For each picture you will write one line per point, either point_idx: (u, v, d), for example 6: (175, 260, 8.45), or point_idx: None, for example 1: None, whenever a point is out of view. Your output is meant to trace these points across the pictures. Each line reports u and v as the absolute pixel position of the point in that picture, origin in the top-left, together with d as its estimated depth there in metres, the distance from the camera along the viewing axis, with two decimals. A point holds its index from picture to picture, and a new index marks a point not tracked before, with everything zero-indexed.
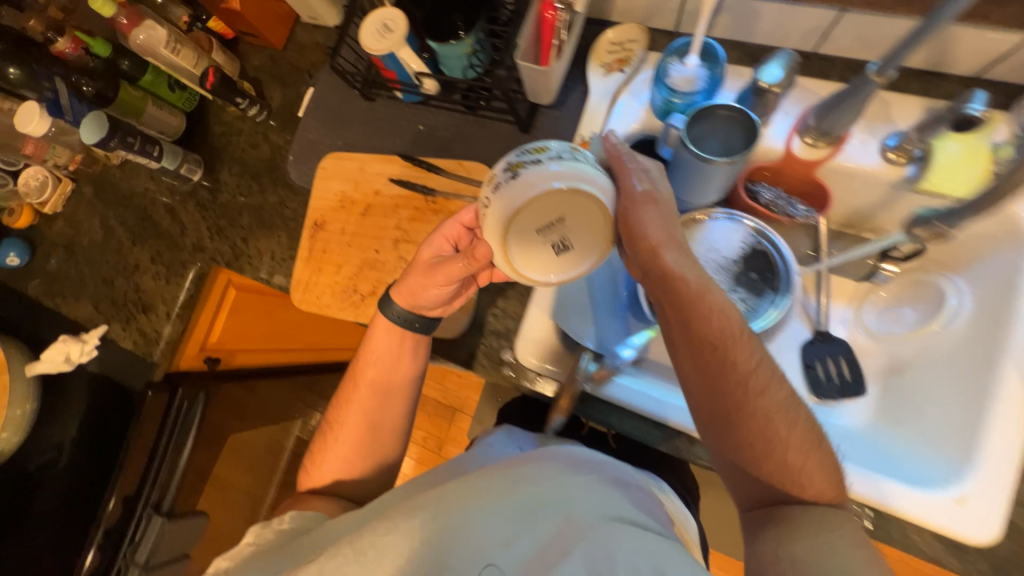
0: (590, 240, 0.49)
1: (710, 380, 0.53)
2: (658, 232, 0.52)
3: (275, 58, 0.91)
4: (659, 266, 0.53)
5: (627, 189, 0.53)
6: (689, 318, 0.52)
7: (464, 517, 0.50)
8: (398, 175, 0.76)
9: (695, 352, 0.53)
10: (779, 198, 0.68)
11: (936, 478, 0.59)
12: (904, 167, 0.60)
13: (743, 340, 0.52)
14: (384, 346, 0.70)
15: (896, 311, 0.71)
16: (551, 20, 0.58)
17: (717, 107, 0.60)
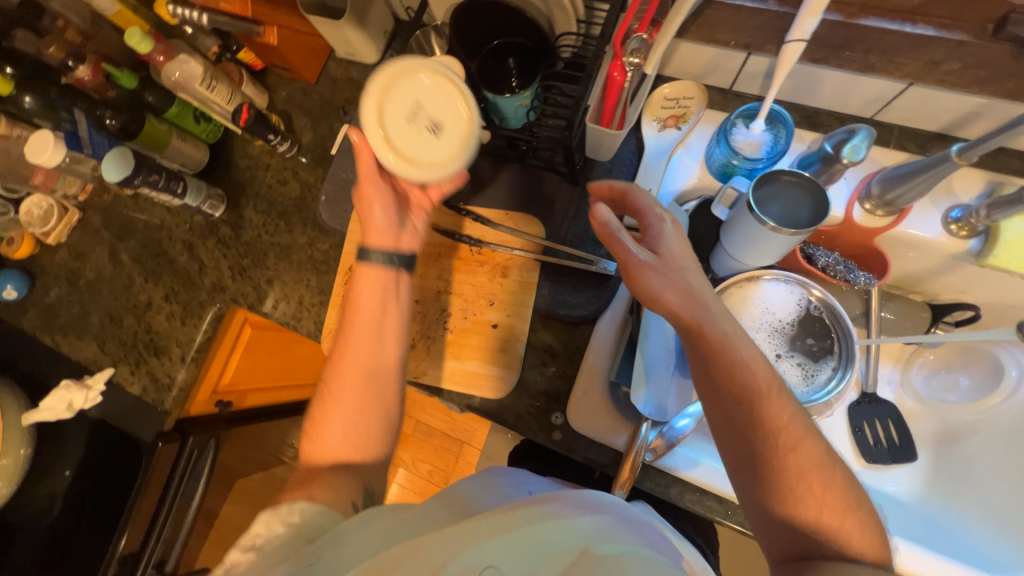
0: (452, 106, 0.55)
1: (735, 441, 0.47)
2: (670, 291, 0.50)
3: (306, 91, 0.87)
4: (684, 323, 0.50)
5: (654, 231, 0.53)
6: (711, 377, 0.49)
7: (467, 554, 0.41)
8: (440, 223, 0.74)
9: (723, 413, 0.48)
10: (835, 262, 0.67)
11: (999, 561, 0.59)
12: (967, 241, 0.60)
13: (772, 395, 0.47)
14: (378, 288, 0.60)
15: (949, 377, 0.71)
16: (618, 79, 0.54)
17: (780, 173, 0.58)
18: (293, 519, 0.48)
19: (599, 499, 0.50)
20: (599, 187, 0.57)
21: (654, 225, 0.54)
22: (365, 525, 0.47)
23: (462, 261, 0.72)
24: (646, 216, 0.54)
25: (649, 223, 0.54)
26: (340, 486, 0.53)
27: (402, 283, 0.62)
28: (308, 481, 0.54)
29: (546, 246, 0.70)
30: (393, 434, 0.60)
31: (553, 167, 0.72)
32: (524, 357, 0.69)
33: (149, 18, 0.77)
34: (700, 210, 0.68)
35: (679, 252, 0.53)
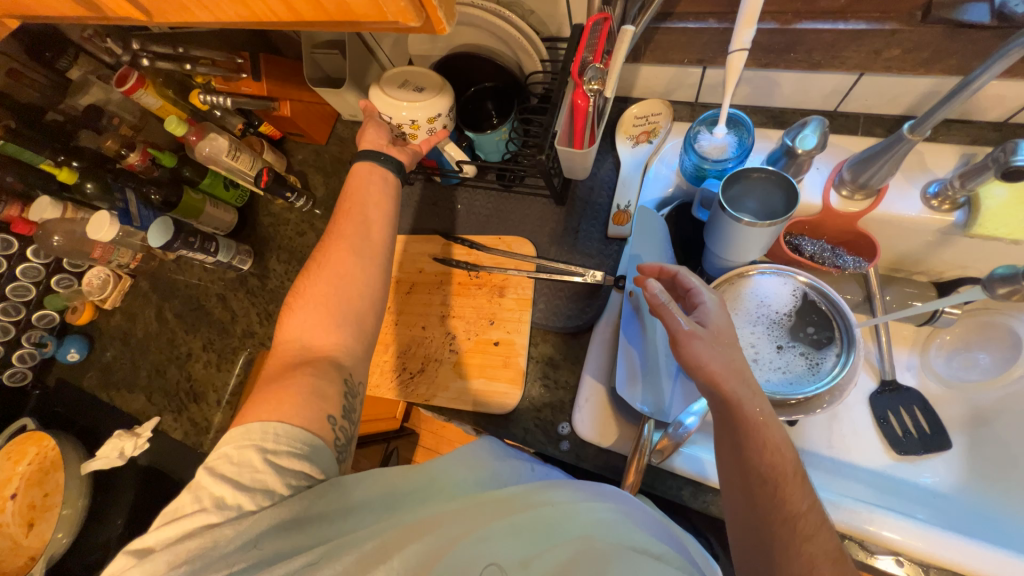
0: (431, 82, 0.66)
1: (753, 519, 0.46)
2: (715, 363, 0.49)
3: (318, 152, 0.99)
4: (722, 395, 0.49)
5: (702, 307, 0.54)
6: (740, 449, 0.47)
7: (470, 543, 0.46)
8: (441, 254, 0.80)
9: (743, 487, 0.47)
10: (822, 250, 0.68)
11: None
12: (951, 214, 0.60)
13: (797, 481, 0.46)
14: (356, 182, 0.68)
15: (968, 355, 0.69)
16: (583, 106, 0.59)
17: (751, 170, 0.60)
18: (270, 447, 0.50)
19: (613, 490, 0.53)
20: (653, 267, 0.59)
21: (704, 301, 0.55)
22: (371, 487, 0.52)
23: (462, 286, 0.77)
24: (696, 294, 0.56)
25: (699, 299, 0.55)
26: (314, 385, 0.55)
27: (384, 179, 0.68)
28: (282, 377, 0.56)
29: (539, 264, 0.74)
30: (367, 322, 0.63)
31: (539, 192, 0.78)
32: (527, 371, 0.71)
33: (186, 107, 0.90)
34: (676, 214, 0.71)
35: (727, 328, 0.53)
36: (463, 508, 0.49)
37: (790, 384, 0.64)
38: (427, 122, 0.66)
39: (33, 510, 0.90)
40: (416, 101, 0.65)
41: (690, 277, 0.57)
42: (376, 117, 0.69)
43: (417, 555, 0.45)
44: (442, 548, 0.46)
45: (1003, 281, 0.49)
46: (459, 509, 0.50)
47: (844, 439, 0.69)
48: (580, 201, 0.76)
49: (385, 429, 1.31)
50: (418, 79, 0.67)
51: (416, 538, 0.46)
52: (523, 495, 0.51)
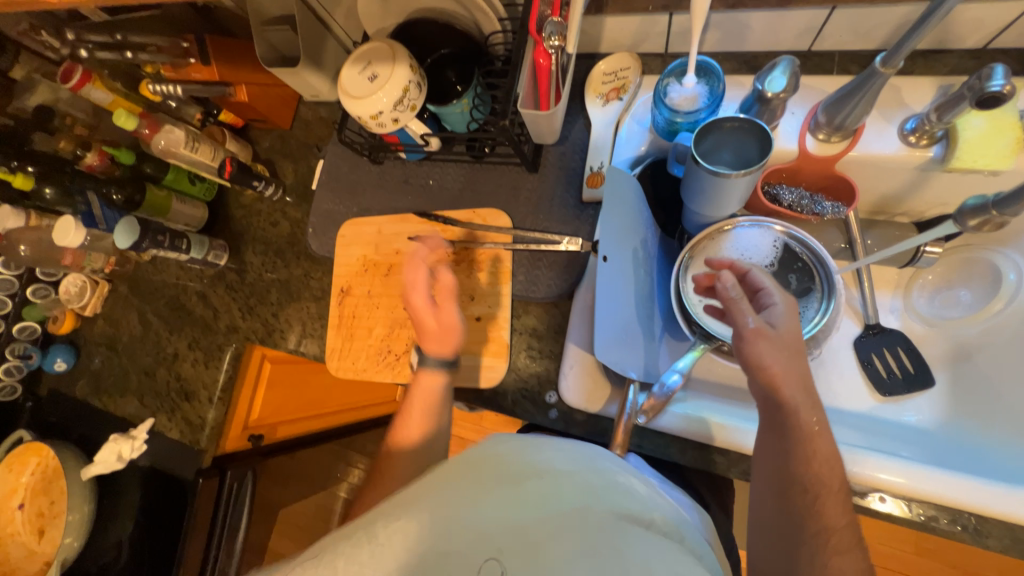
0: (389, 64, 0.64)
1: (784, 521, 0.49)
2: (778, 366, 0.51)
3: (284, 137, 0.95)
4: (780, 398, 0.50)
5: (770, 310, 0.54)
6: (789, 454, 0.49)
7: (466, 541, 0.38)
8: (416, 232, 0.78)
9: (779, 490, 0.50)
10: (800, 198, 0.67)
11: None
12: (929, 149, 0.58)
13: (838, 493, 0.49)
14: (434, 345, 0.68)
15: (950, 294, 0.68)
16: (546, 65, 0.56)
17: (723, 120, 0.58)
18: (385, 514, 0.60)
19: (598, 450, 0.50)
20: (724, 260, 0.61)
21: (776, 303, 0.55)
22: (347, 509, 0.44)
23: (439, 264, 0.75)
24: (767, 294, 0.56)
25: (768, 300, 0.55)
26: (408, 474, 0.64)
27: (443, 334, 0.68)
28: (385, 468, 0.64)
29: (516, 235, 0.73)
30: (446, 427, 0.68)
31: (510, 160, 0.76)
32: (511, 344, 0.71)
33: (140, 100, 0.86)
34: (650, 172, 0.68)
35: (794, 333, 0.53)
36: (451, 484, 0.43)
37: None
38: (370, 119, 0.66)
39: (41, 518, 0.92)
40: (372, 90, 0.64)
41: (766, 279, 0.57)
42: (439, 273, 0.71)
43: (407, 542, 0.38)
44: (438, 539, 0.38)
45: (974, 212, 0.52)
46: (433, 480, 0.44)
47: (832, 386, 0.69)
48: (555, 167, 0.74)
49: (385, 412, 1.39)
50: (377, 63, 0.64)
51: (403, 525, 0.39)
52: (504, 458, 0.46)
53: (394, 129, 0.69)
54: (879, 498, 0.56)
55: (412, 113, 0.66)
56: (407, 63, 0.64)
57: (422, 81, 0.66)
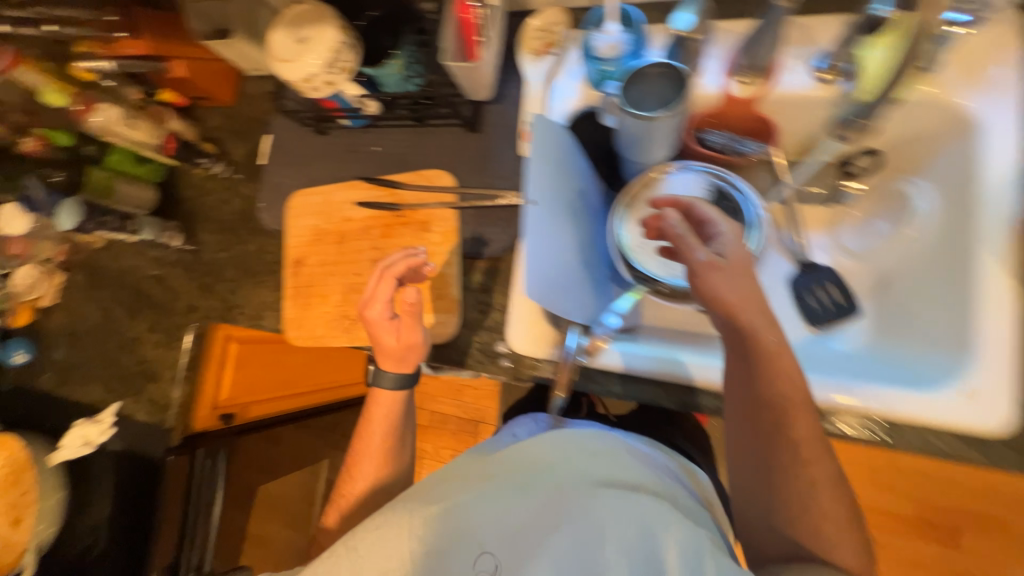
0: (319, 25, 0.64)
1: (758, 446, 0.55)
2: (733, 295, 0.53)
3: (229, 114, 0.94)
4: (739, 325, 0.53)
5: (717, 241, 0.57)
6: (756, 379, 0.53)
7: (482, 522, 0.52)
8: (364, 198, 0.79)
9: (750, 415, 0.55)
10: (727, 142, 0.68)
11: (936, 376, 0.58)
12: (838, 84, 0.61)
13: (805, 408, 0.53)
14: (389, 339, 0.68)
15: (870, 225, 0.71)
16: (471, 18, 0.59)
17: (650, 68, 0.60)
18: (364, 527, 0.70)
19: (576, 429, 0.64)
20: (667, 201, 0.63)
21: (720, 232, 0.58)
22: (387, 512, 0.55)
23: (388, 228, 0.76)
24: (712, 226, 0.59)
25: (715, 231, 0.58)
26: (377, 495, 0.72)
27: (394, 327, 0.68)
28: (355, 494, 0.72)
29: (460, 194, 0.74)
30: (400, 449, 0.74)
31: (452, 121, 0.77)
32: (461, 300, 0.72)
33: (72, 82, 0.81)
34: (584, 125, 0.70)
35: (741, 258, 0.56)
36: (463, 480, 0.57)
37: None
38: (303, 82, 0.66)
39: (16, 508, 0.91)
40: (303, 52, 0.64)
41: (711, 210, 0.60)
42: (401, 284, 0.69)
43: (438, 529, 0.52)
44: (462, 526, 0.52)
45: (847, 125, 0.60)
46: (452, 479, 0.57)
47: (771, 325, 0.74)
48: (495, 126, 0.75)
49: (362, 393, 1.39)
50: (306, 26, 0.65)
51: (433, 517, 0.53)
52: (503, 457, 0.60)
53: (329, 94, 0.69)
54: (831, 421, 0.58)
55: (346, 77, 0.67)
56: (336, 24, 0.64)
57: (356, 43, 0.67)
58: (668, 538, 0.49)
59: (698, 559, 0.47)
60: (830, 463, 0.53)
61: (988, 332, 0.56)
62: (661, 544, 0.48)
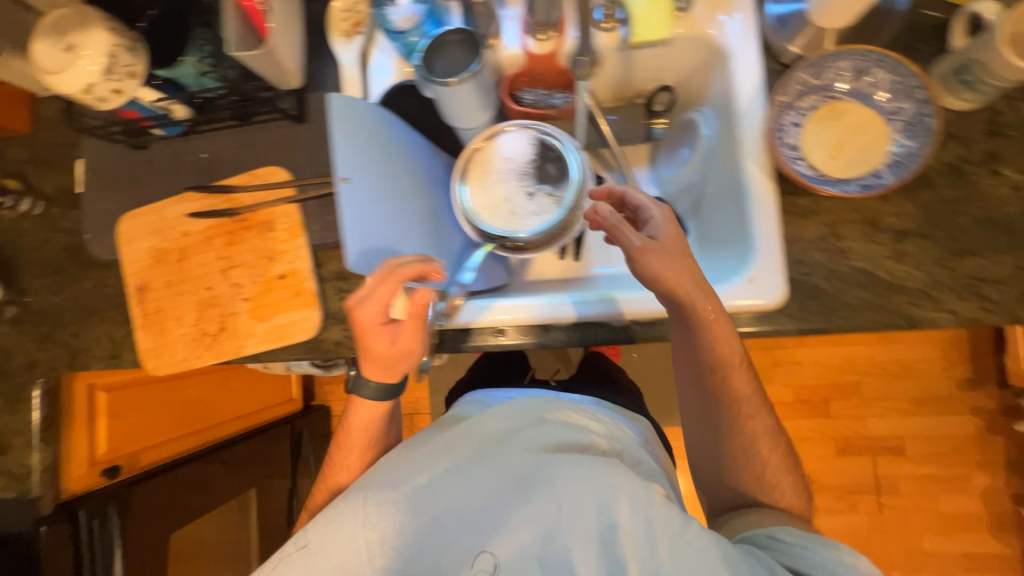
0: (86, 30, 0.60)
1: (703, 406, 0.63)
2: (666, 271, 0.58)
3: (28, 144, 0.83)
4: (678, 297, 0.57)
5: (653, 220, 0.63)
6: (695, 344, 0.59)
7: (455, 504, 0.51)
8: (199, 208, 0.75)
9: (696, 378, 0.62)
10: (539, 97, 0.74)
11: (729, 271, 0.65)
12: (618, 32, 0.67)
13: (743, 366, 0.60)
14: (387, 358, 0.61)
15: (677, 155, 0.80)
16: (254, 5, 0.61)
17: (446, 35, 0.65)
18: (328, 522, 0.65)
19: (549, 401, 0.62)
20: (602, 192, 0.68)
21: (653, 216, 0.63)
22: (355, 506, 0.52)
23: (231, 234, 0.74)
24: (645, 210, 0.64)
25: (648, 214, 0.63)
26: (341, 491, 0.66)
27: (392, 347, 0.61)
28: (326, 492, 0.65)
29: (298, 186, 0.73)
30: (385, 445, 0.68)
31: (275, 114, 0.75)
32: (321, 292, 0.72)
33: None
34: (405, 100, 0.72)
35: (673, 239, 0.61)
36: (430, 459, 0.55)
37: (544, 220, 0.71)
38: (84, 93, 0.62)
39: None
40: (75, 60, 0.60)
41: (643, 196, 0.64)
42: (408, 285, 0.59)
43: (409, 514, 0.51)
44: (435, 512, 0.51)
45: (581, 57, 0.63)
46: (419, 458, 0.55)
47: (622, 257, 0.83)
48: (320, 113, 0.75)
49: (277, 413, 1.38)
50: (71, 32, 0.60)
51: (404, 503, 0.51)
52: (474, 430, 0.58)
53: (122, 102, 0.64)
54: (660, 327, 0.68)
55: (134, 81, 0.63)
56: (104, 26, 0.60)
57: (138, 44, 0.63)
58: (623, 502, 0.46)
59: (652, 513, 0.46)
60: (767, 416, 0.62)
61: (756, 225, 0.62)
62: (616, 510, 0.46)
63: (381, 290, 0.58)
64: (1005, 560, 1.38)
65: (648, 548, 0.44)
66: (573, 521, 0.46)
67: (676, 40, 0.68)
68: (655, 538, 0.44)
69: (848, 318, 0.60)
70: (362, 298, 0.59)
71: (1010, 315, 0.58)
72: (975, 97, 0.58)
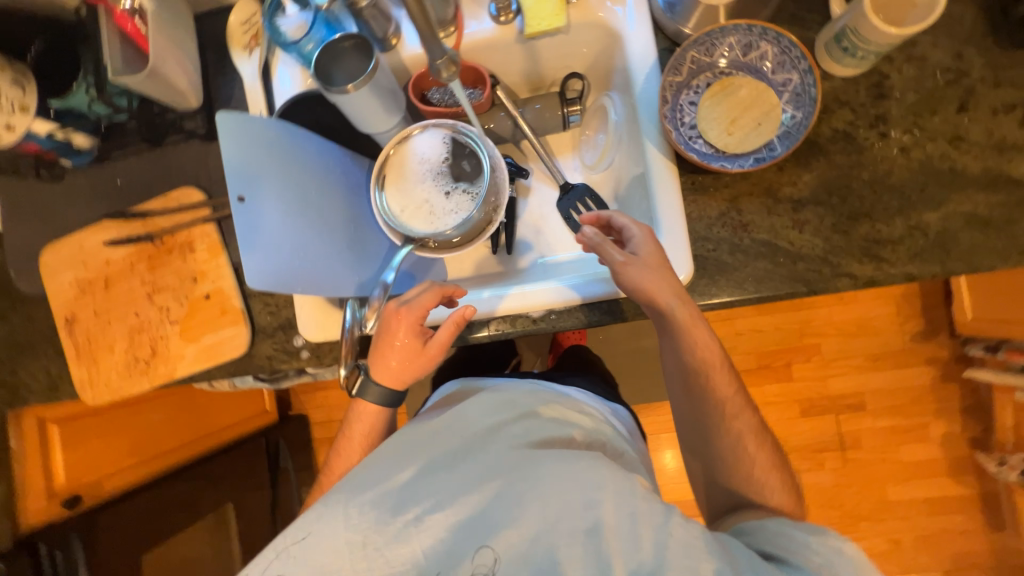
0: None
1: (692, 406, 0.63)
2: (647, 282, 0.58)
3: None
4: (661, 309, 0.58)
5: (635, 232, 0.61)
6: (680, 343, 0.60)
7: (444, 502, 0.49)
8: (117, 235, 0.75)
9: (684, 380, 0.63)
10: (447, 95, 0.75)
11: None
12: (513, 23, 0.68)
13: (721, 365, 0.62)
14: (394, 370, 0.63)
15: (594, 141, 0.81)
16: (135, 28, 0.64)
17: (341, 41, 0.63)
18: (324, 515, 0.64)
19: (535, 402, 0.63)
20: (589, 218, 0.66)
21: (635, 233, 0.61)
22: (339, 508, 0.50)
23: (152, 258, 0.74)
24: (626, 229, 0.62)
25: (629, 233, 0.61)
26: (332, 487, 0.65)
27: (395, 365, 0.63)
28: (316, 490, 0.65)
29: (214, 205, 0.73)
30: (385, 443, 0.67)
31: (184, 134, 0.74)
32: (248, 309, 0.73)
33: None
34: (312, 110, 0.71)
35: (655, 252, 0.60)
36: (418, 457, 0.54)
37: (462, 218, 0.71)
38: None
39: None
40: None
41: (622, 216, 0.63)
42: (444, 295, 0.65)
43: (395, 513, 0.49)
44: (421, 509, 0.49)
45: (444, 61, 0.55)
46: (407, 454, 0.54)
47: (553, 247, 0.83)
48: None
49: (256, 422, 1.40)
50: None
51: (390, 503, 0.50)
52: (462, 425, 0.57)
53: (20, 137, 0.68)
54: (583, 315, 0.69)
55: (27, 115, 0.67)
56: None
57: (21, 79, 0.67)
58: (609, 497, 0.46)
59: (633, 508, 0.46)
60: (754, 418, 0.62)
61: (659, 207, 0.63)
62: (603, 507, 0.46)
63: (423, 300, 0.62)
64: (969, 502, 1.43)
65: (633, 543, 0.44)
66: (559, 518, 0.46)
67: (573, 26, 0.68)
68: (640, 532, 0.44)
69: (753, 290, 0.62)
70: (414, 300, 0.62)
71: (906, 273, 0.60)
72: (856, 64, 0.59)
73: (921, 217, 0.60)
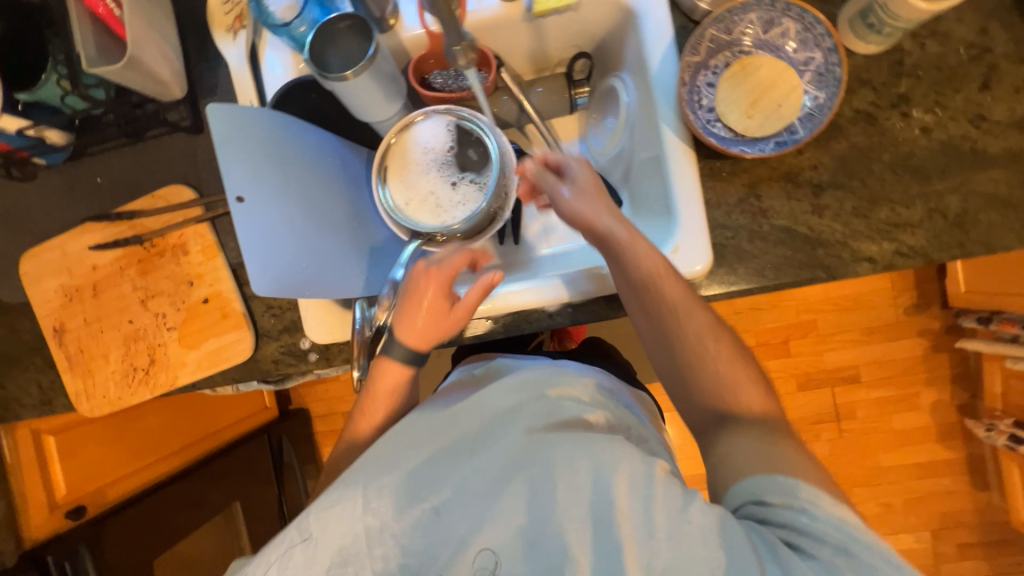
0: None
1: (663, 343, 0.58)
2: (584, 210, 0.59)
3: None
4: (598, 232, 0.58)
5: (567, 160, 0.63)
6: (622, 266, 0.57)
7: (457, 490, 0.49)
8: (103, 239, 0.70)
9: (644, 309, 0.58)
10: (450, 79, 0.71)
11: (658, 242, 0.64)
12: (520, 1, 0.64)
13: (678, 284, 0.56)
14: (420, 330, 0.60)
15: (602, 125, 0.78)
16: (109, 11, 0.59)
17: (336, 22, 0.59)
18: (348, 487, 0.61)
19: (546, 371, 0.59)
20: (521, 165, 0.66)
21: (568, 163, 0.62)
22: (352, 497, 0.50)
23: (143, 262, 0.70)
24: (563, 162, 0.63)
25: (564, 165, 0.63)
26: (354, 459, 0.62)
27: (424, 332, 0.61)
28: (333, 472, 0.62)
29: (206, 204, 0.68)
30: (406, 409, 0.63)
31: (168, 128, 0.69)
32: (250, 312, 0.69)
33: None
34: (307, 97, 0.67)
35: (593, 181, 0.61)
36: (429, 444, 0.52)
37: (471, 211, 0.68)
38: None
39: None
40: None
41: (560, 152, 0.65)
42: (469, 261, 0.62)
43: (409, 502, 0.49)
44: (435, 498, 0.49)
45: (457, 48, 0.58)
46: (416, 441, 0.53)
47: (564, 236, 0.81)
48: None
49: (257, 420, 1.38)
50: None
51: (404, 492, 0.49)
52: (471, 409, 0.55)
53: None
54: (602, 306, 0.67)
55: None
56: None
57: None
58: (621, 480, 0.45)
59: (650, 490, 0.44)
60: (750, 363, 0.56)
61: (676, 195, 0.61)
62: (613, 488, 0.44)
63: (449, 262, 0.59)
64: (956, 464, 1.50)
65: (646, 530, 0.43)
66: (570, 502, 0.45)
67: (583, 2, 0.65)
68: (653, 513, 0.43)
69: (773, 278, 0.61)
70: (438, 262, 0.59)
71: (925, 257, 0.59)
72: (881, 41, 0.57)
73: (942, 199, 0.59)
